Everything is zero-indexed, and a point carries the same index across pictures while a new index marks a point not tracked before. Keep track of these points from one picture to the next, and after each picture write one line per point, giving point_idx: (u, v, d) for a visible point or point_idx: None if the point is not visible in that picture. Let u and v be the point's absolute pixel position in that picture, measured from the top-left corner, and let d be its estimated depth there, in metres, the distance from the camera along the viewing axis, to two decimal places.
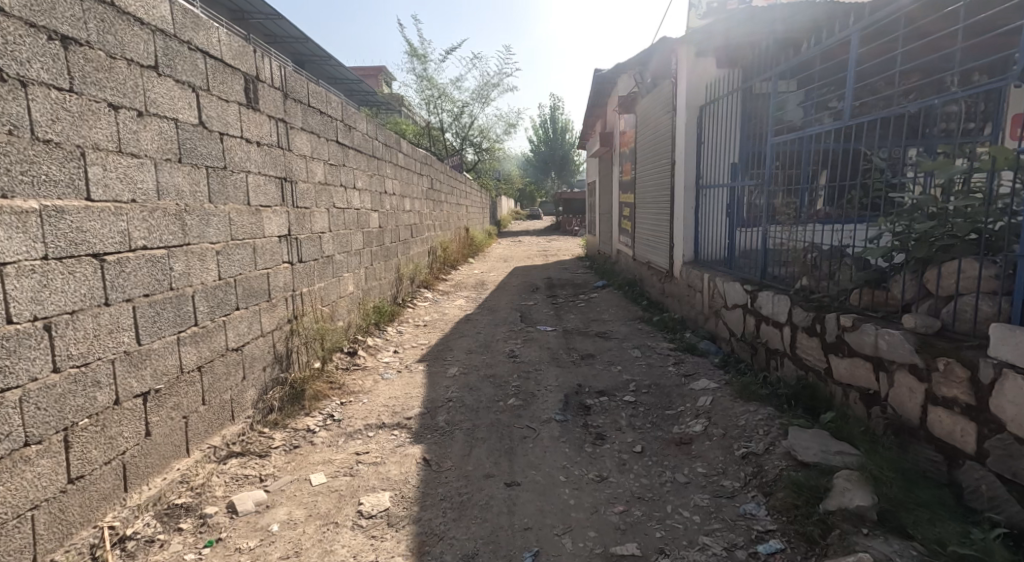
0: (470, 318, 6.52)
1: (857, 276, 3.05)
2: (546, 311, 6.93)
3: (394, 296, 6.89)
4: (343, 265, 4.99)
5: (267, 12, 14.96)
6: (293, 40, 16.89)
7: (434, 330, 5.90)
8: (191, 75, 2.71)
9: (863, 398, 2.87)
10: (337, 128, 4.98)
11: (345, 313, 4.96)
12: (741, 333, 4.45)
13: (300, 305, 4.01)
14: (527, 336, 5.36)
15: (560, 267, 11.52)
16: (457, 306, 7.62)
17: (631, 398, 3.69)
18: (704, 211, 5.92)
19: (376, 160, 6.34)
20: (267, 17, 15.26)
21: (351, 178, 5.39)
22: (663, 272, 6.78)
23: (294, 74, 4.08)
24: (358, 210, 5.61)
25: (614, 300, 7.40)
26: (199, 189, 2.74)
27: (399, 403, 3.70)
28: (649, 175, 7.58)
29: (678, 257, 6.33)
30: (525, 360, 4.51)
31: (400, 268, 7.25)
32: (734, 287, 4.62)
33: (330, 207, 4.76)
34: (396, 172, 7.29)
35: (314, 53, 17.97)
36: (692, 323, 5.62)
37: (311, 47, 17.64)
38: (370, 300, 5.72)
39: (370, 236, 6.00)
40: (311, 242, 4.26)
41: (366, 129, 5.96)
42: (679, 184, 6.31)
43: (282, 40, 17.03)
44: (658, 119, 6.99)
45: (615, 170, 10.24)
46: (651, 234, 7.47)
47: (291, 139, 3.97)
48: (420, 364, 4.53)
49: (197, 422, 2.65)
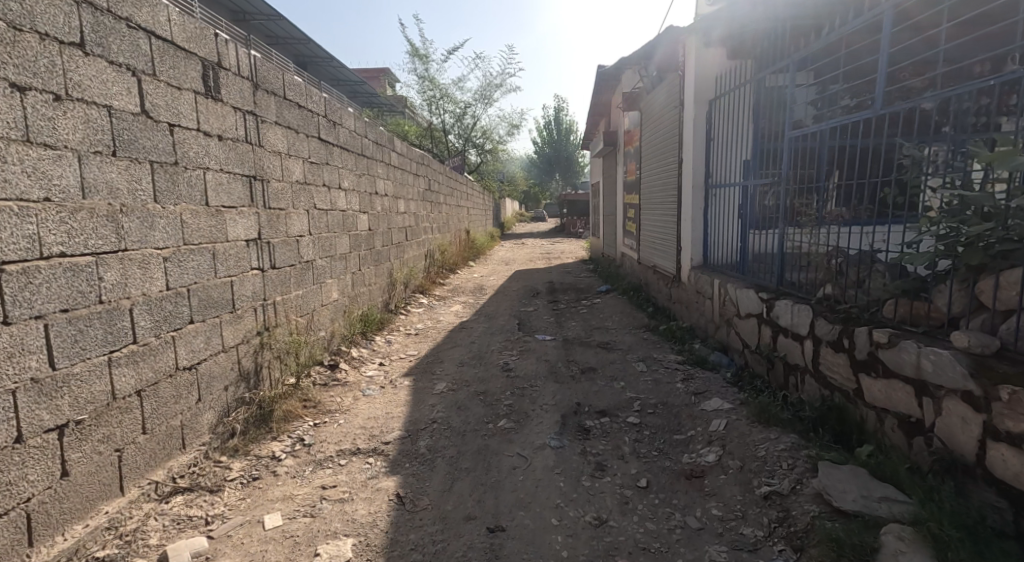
0: (465, 325, 6.18)
1: (893, 285, 2.70)
2: (546, 318, 6.57)
3: (385, 302, 6.55)
4: (323, 270, 4.65)
5: (267, 13, 14.73)
6: (293, 41, 16.66)
7: (425, 339, 5.56)
8: (130, 57, 2.38)
9: (902, 427, 2.50)
10: (319, 123, 4.65)
11: (327, 322, 4.62)
12: (756, 344, 4.08)
13: (273, 315, 3.67)
14: (523, 346, 5.01)
15: (562, 271, 11.16)
16: (452, 312, 7.28)
17: (635, 420, 3.32)
18: (712, 212, 5.59)
19: (366, 158, 6.01)
20: (268, 19, 15.04)
21: (336, 178, 5.06)
22: (670, 277, 6.41)
23: (267, 63, 3.76)
24: (345, 212, 5.28)
25: (618, 306, 7.04)
26: (141, 188, 2.42)
27: (378, 424, 3.35)
28: (655, 174, 7.22)
29: (686, 261, 5.97)
30: (520, 374, 4.15)
31: (392, 273, 6.92)
32: (748, 294, 4.24)
33: (311, 208, 4.43)
34: (388, 172, 6.96)
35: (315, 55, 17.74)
36: (701, 332, 5.25)
37: (312, 49, 17.41)
38: (357, 308, 5.39)
39: (358, 239, 5.67)
40: (286, 246, 3.93)
41: (354, 126, 5.63)
42: (686, 183, 5.96)
43: (284, 42, 16.82)
44: (663, 115, 6.65)
45: (619, 170, 9.88)
46: (657, 236, 7.11)
47: (262, 133, 3.65)
48: (406, 379, 4.19)
49: (133, 456, 2.30)
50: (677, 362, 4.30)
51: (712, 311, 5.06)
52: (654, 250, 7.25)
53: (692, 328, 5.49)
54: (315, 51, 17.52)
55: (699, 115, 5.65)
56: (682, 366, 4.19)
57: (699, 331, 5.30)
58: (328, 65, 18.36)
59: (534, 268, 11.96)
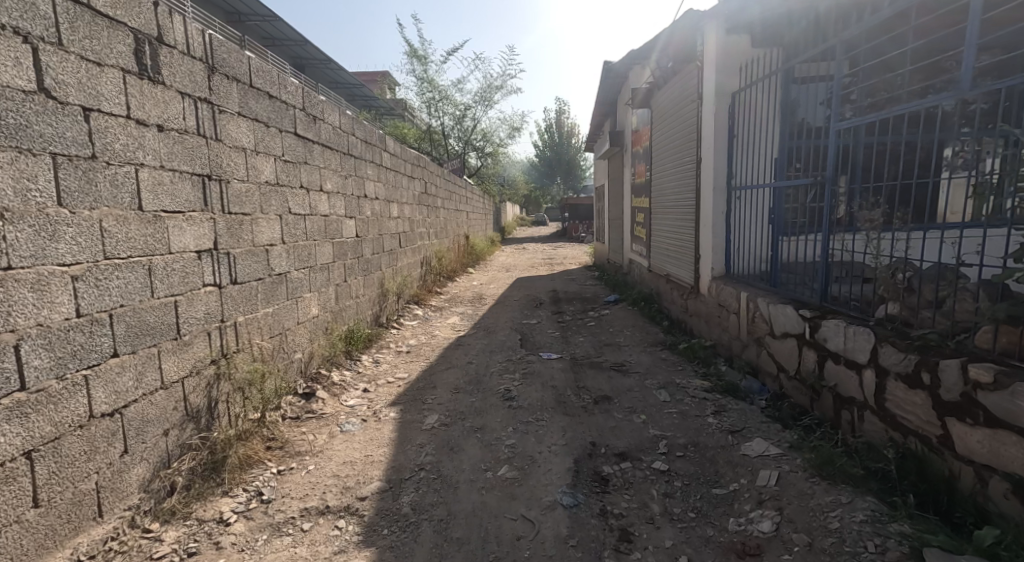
0: (462, 341, 5.63)
1: (991, 309, 2.17)
2: (551, 333, 6.02)
3: (375, 316, 6.02)
4: (299, 283, 4.11)
5: (266, 15, 14.28)
6: (291, 44, 16.20)
7: (418, 358, 5.01)
8: (24, 19, 1.94)
9: (1018, 492, 1.99)
10: (295, 116, 4.12)
11: (304, 343, 4.08)
12: (797, 370, 3.54)
13: (234, 338, 3.14)
14: (526, 367, 4.46)
15: (566, 278, 10.61)
16: (448, 326, 6.74)
17: (662, 465, 2.79)
18: (735, 216, 5.08)
19: (352, 158, 5.48)
20: (265, 20, 14.56)
21: (316, 179, 4.53)
22: (687, 288, 5.87)
23: (229, 45, 3.23)
24: (327, 217, 4.75)
25: (628, 319, 6.50)
26: (35, 188, 1.95)
27: (355, 471, 2.82)
28: (667, 176, 6.68)
29: (704, 270, 5.43)
30: (524, 404, 3.61)
31: (383, 283, 6.39)
32: (785, 311, 3.71)
33: (285, 212, 3.89)
34: (379, 173, 6.43)
35: (312, 58, 17.31)
36: (727, 351, 4.72)
37: (310, 51, 16.93)
38: (341, 325, 4.85)
39: (343, 247, 5.13)
40: (252, 257, 3.39)
41: (338, 122, 5.09)
42: (705, 184, 5.40)
43: (281, 45, 16.34)
44: (676, 114, 6.22)
45: (627, 172, 9.33)
46: (670, 244, 6.59)
47: (221, 126, 3.12)
48: (392, 409, 3.65)
49: (18, 539, 1.85)
50: (704, 388, 3.76)
51: (739, 327, 4.53)
52: (667, 257, 6.69)
53: (715, 345, 4.96)
54: (313, 53, 17.00)
55: (720, 109, 5.12)
56: (711, 393, 3.65)
57: (724, 349, 4.76)
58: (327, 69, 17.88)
59: (536, 275, 11.42)
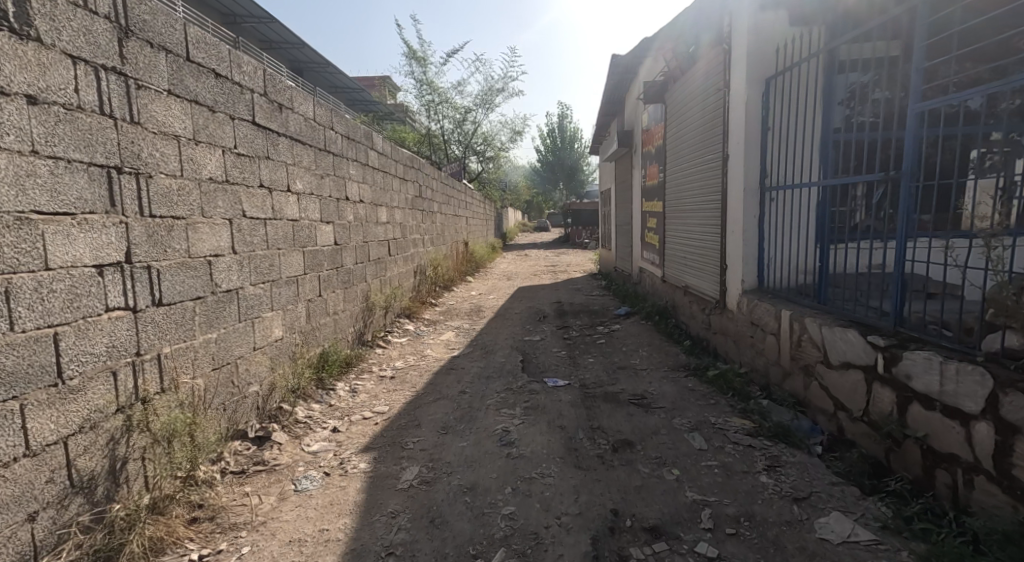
0: (455, 363, 4.96)
1: None
2: (556, 354, 5.33)
3: (358, 333, 5.36)
4: (257, 301, 3.43)
5: (262, 18, 13.63)
6: (289, 47, 15.60)
7: (403, 385, 4.33)
8: None
9: None
10: (252, 102, 3.47)
11: (262, 372, 3.41)
12: (864, 411, 2.86)
13: (157, 376, 2.44)
14: (528, 399, 3.79)
15: (571, 288, 9.93)
16: (442, 343, 6.07)
17: (710, 549, 2.11)
18: (770, 221, 4.43)
19: (330, 154, 4.82)
20: (259, 21, 13.87)
21: (281, 178, 3.86)
22: (712, 303, 5.18)
23: (156, 4, 2.58)
24: (296, 222, 4.08)
25: (642, 336, 5.83)
26: None
27: (302, 556, 2.15)
28: (685, 176, 6.00)
29: (733, 282, 4.75)
30: (527, 453, 2.93)
31: (369, 297, 5.71)
32: (847, 337, 3.05)
33: (238, 216, 3.23)
34: (364, 173, 5.77)
35: (313, 60, 16.71)
36: (765, 379, 4.04)
37: (308, 53, 16.26)
38: (311, 348, 4.18)
39: (318, 257, 4.47)
40: (186, 271, 2.70)
41: (311, 112, 4.43)
42: (733, 184, 4.72)
43: (278, 48, 15.69)
44: (697, 106, 5.56)
45: (636, 173, 8.67)
46: (689, 254, 5.93)
47: (145, 106, 2.46)
48: (363, 458, 2.98)
49: None
50: (748, 428, 3.09)
51: (781, 352, 3.86)
52: (686, 267, 6.02)
53: (749, 371, 4.29)
54: (311, 56, 16.32)
55: (752, 98, 4.45)
56: (758, 437, 2.97)
57: (761, 375, 4.09)
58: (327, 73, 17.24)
59: (539, 285, 10.74)
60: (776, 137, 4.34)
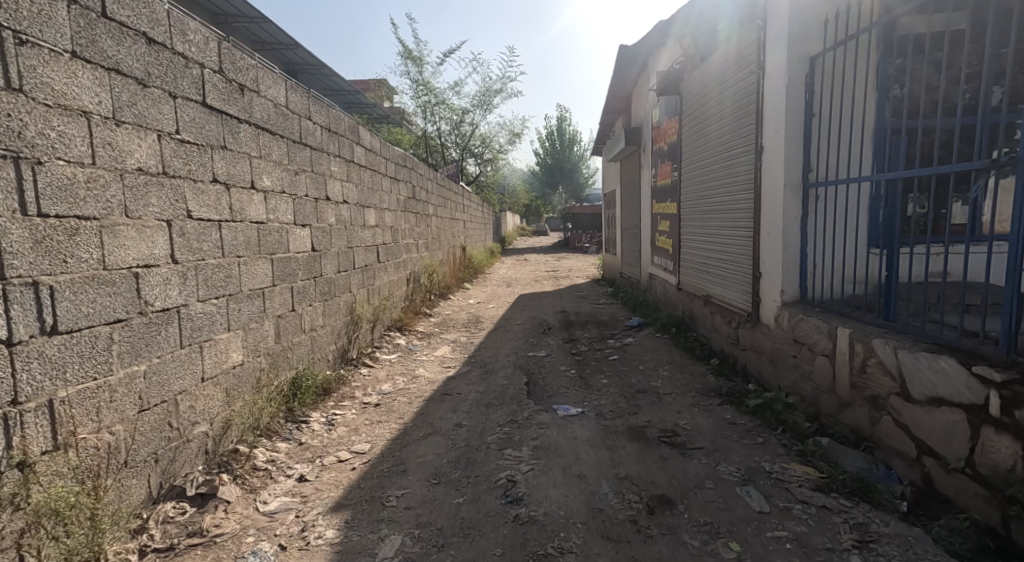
0: (451, 386, 4.36)
1: None
2: (566, 374, 4.71)
3: (340, 351, 4.74)
4: (208, 320, 2.81)
5: (253, 17, 12.70)
6: (282, 48, 14.65)
7: (389, 414, 3.72)
8: None
9: None
10: (202, 77, 2.84)
11: (212, 409, 2.79)
12: (969, 461, 2.29)
13: (48, 430, 1.91)
14: (537, 436, 3.18)
15: (576, 296, 9.32)
16: (435, 359, 5.45)
17: None
18: (815, 222, 3.84)
19: (307, 148, 4.21)
20: (253, 22, 13.04)
21: (243, 172, 3.24)
22: (743, 314, 4.56)
23: None
24: (262, 225, 3.46)
25: (660, 352, 5.22)
26: None
27: None
28: (708, 172, 5.37)
29: (771, 292, 4.13)
30: (538, 515, 2.33)
31: (354, 309, 5.09)
32: (938, 367, 2.44)
33: (180, 217, 2.61)
34: (349, 170, 5.16)
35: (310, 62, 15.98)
36: (815, 408, 3.45)
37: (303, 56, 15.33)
38: (280, 372, 3.56)
39: (291, 264, 3.86)
40: (97, 286, 2.11)
41: (283, 98, 3.82)
42: (771, 179, 4.09)
43: (271, 50, 14.81)
44: (725, 93, 4.93)
45: (646, 172, 8.07)
46: (710, 260, 5.33)
47: (28, 70, 1.91)
48: (332, 522, 2.37)
49: None
50: (816, 479, 2.50)
51: (836, 377, 3.27)
52: (709, 274, 5.40)
53: (792, 396, 3.70)
54: (306, 58, 15.43)
55: (795, 79, 3.83)
56: (832, 492, 2.38)
57: (809, 404, 3.49)
58: (323, 75, 16.44)
59: (541, 292, 10.14)
60: (823, 123, 3.76)
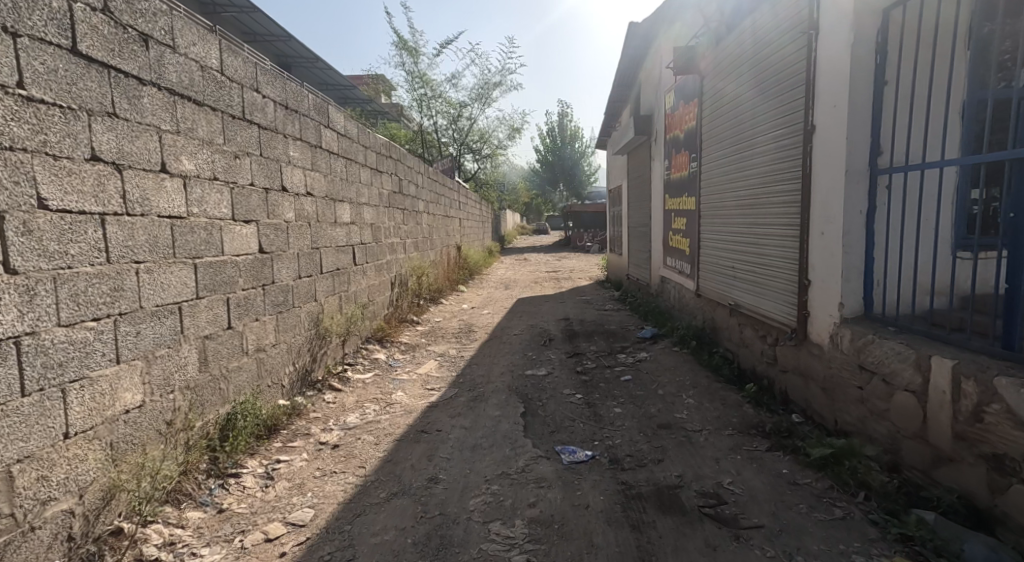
0: (430, 418, 3.57)
1: None
2: (571, 402, 3.91)
3: (299, 373, 3.93)
4: (78, 350, 2.05)
5: (241, 6, 11.81)
6: (272, 40, 13.73)
7: (347, 460, 2.94)
8: None
9: None
10: (73, 19, 2.08)
11: (84, 475, 2.03)
12: None
13: None
14: (534, 502, 2.40)
15: (579, 301, 8.51)
16: (418, 379, 4.66)
17: None
18: (884, 216, 3.05)
19: (253, 126, 3.43)
20: (241, 11, 12.10)
21: (149, 151, 2.47)
22: (785, 330, 3.75)
23: None
24: (180, 220, 2.68)
25: (681, 373, 4.44)
26: None
27: None
28: (738, 160, 4.54)
29: (824, 305, 3.31)
30: None
31: (318, 322, 4.28)
32: None
33: (22, 208, 1.89)
34: (314, 157, 4.37)
35: (303, 55, 15.11)
36: (895, 459, 2.67)
37: (295, 48, 14.43)
38: (203, 410, 2.78)
39: (227, 271, 3.07)
40: None
41: (216, 61, 3.03)
42: (826, 164, 3.26)
43: (261, 42, 13.91)
44: (762, 63, 4.09)
45: (657, 162, 7.27)
46: (738, 264, 4.55)
47: None
48: None
49: None
50: None
51: (928, 422, 2.49)
52: (737, 280, 4.58)
53: (859, 439, 2.92)
54: (299, 52, 14.59)
55: (864, 36, 2.98)
56: None
57: (885, 453, 2.71)
58: (317, 69, 15.61)
59: (540, 295, 9.31)
60: (896, 91, 2.97)
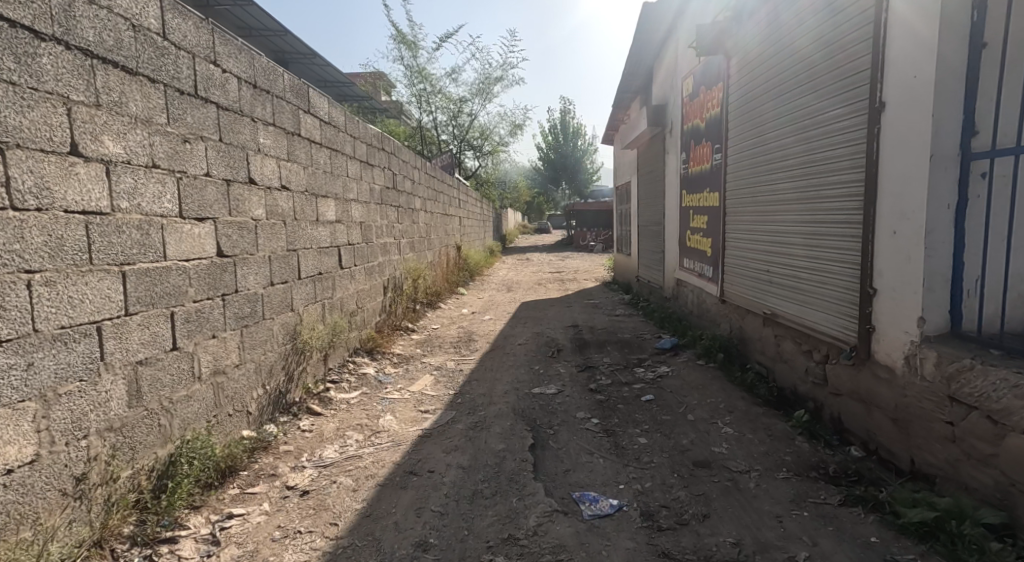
0: (422, 453, 3.00)
1: None
2: (589, 430, 3.32)
3: (269, 396, 3.34)
4: None
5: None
6: (267, 34, 13.13)
7: (316, 514, 2.37)
8: None
9: None
10: None
11: None
12: None
13: None
14: None
15: (588, 305, 7.91)
16: (411, 397, 4.08)
17: None
18: (978, 211, 2.46)
19: (211, 105, 2.86)
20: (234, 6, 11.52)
21: (48, 126, 1.95)
22: (838, 347, 3.17)
23: None
24: (99, 217, 2.10)
25: (713, 393, 3.85)
26: None
27: None
28: (776, 147, 3.95)
29: (892, 320, 2.73)
30: None
31: (293, 335, 3.69)
32: None
33: None
34: (290, 145, 3.79)
35: (300, 51, 14.52)
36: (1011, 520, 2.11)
37: (292, 44, 13.84)
38: (130, 457, 2.19)
39: (170, 278, 2.48)
40: None
41: (157, 23, 2.46)
42: (900, 147, 2.67)
43: (255, 36, 13.30)
44: (811, 32, 3.50)
45: (672, 155, 6.69)
46: (775, 267, 3.97)
47: None
48: None
49: None
50: None
51: None
52: (773, 286, 4.00)
53: (953, 488, 2.35)
54: (295, 47, 14.00)
55: None
56: None
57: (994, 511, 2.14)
58: (312, 66, 14.98)
59: (546, 299, 8.70)
60: (1000, 56, 2.39)
